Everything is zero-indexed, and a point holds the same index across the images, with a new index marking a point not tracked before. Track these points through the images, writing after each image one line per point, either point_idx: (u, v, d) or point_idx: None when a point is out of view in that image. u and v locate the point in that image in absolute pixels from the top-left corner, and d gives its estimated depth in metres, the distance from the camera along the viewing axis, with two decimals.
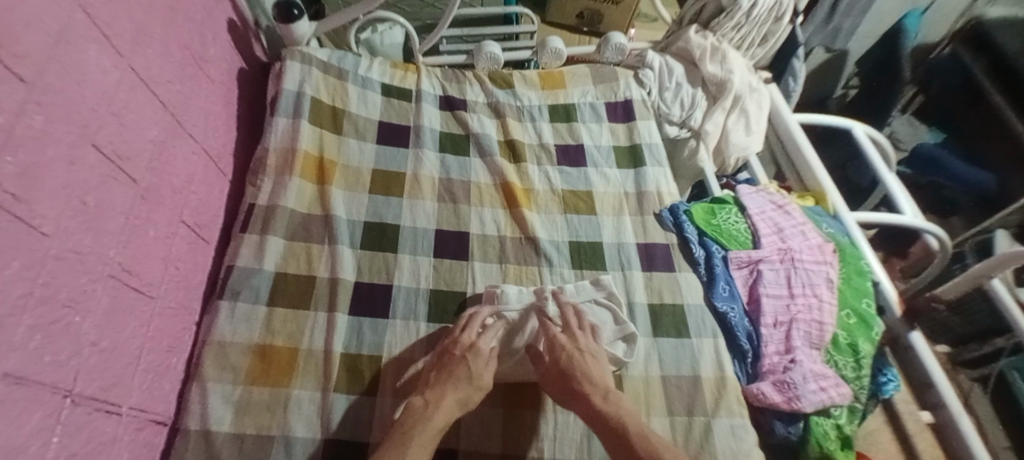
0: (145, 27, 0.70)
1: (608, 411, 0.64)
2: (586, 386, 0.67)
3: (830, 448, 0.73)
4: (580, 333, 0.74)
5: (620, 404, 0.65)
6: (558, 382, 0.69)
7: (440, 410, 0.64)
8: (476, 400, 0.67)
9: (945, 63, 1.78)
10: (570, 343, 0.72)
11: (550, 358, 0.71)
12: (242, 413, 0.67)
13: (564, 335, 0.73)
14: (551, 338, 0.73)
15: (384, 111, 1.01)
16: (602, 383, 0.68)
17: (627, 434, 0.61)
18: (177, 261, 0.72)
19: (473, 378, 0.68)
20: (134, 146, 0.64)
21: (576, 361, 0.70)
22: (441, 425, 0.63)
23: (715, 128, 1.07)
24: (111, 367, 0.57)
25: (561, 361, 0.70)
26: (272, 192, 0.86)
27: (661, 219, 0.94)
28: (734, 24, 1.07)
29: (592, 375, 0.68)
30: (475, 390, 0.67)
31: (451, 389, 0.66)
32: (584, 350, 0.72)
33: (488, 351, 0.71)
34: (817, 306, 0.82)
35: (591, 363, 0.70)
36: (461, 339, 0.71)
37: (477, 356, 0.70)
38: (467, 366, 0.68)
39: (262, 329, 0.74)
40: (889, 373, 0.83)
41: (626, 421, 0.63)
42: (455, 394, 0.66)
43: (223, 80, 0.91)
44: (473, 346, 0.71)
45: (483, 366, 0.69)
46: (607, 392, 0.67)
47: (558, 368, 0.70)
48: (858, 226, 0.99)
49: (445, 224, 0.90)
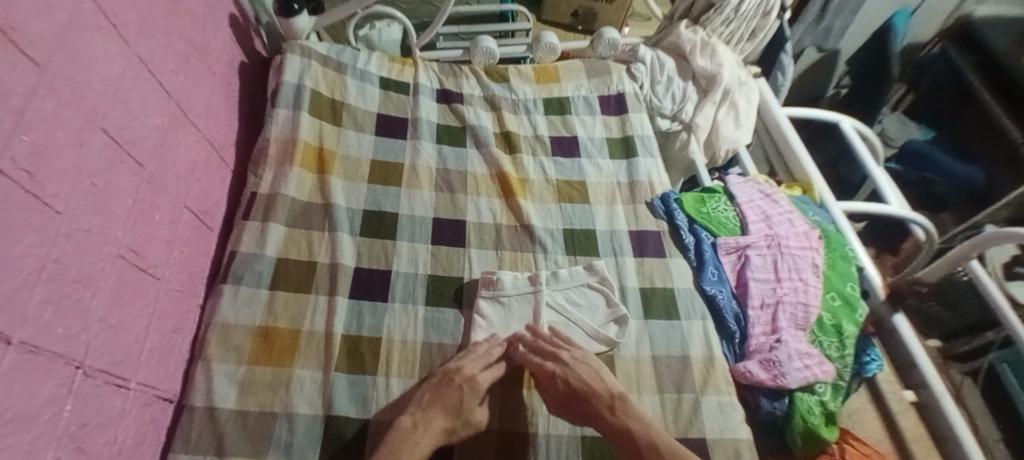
0: (149, 18, 0.72)
1: (618, 423, 0.67)
2: (595, 401, 0.69)
3: (813, 423, 0.75)
4: (561, 351, 0.74)
5: (629, 415, 0.67)
6: (564, 402, 0.71)
7: (424, 436, 0.65)
8: (461, 433, 0.69)
9: (934, 62, 1.83)
10: (557, 366, 0.73)
11: (546, 383, 0.72)
12: (246, 391, 0.69)
13: (546, 356, 0.74)
14: (538, 366, 0.73)
15: (382, 104, 1.03)
16: (609, 395, 0.69)
17: (639, 449, 0.64)
18: (181, 245, 0.74)
19: (462, 410, 0.69)
20: (139, 132, 0.66)
21: (574, 379, 0.71)
22: (426, 450, 0.65)
23: (706, 121, 1.10)
24: (119, 344, 0.59)
25: (558, 384, 0.71)
26: (272, 181, 0.88)
27: (652, 208, 0.96)
28: (724, 19, 1.10)
29: (596, 389, 0.70)
30: (461, 422, 0.69)
31: (440, 419, 0.67)
32: (573, 362, 0.73)
33: (486, 387, 0.71)
34: (803, 290, 0.84)
35: (586, 376, 0.72)
36: (473, 376, 0.71)
37: (474, 390, 0.70)
38: (461, 395, 0.69)
39: (265, 312, 0.76)
40: (873, 353, 0.85)
41: (638, 434, 0.65)
42: (443, 419, 0.68)
43: (224, 72, 0.93)
44: (472, 378, 0.71)
45: (476, 401, 0.70)
46: (614, 405, 0.68)
47: (558, 391, 0.71)
48: (843, 214, 1.02)
49: (442, 211, 0.92)
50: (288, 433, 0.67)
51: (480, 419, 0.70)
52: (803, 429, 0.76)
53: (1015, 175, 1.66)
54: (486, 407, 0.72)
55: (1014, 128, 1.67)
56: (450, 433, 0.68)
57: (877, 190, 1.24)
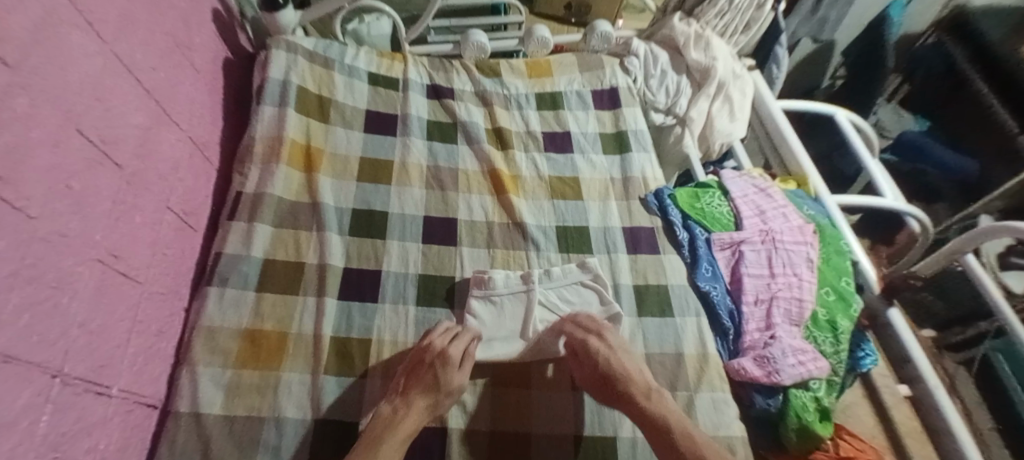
0: (129, 14, 0.70)
1: (651, 410, 0.67)
2: (631, 387, 0.69)
3: (807, 419, 0.75)
4: (606, 334, 0.75)
5: (664, 405, 0.68)
6: (601, 385, 0.71)
7: (407, 419, 0.65)
8: (445, 404, 0.68)
9: (928, 53, 1.81)
10: (602, 345, 0.73)
11: (587, 360, 0.72)
12: (232, 395, 0.68)
13: (594, 336, 0.74)
14: (582, 344, 0.73)
15: (371, 100, 1.02)
16: (645, 383, 0.70)
17: (672, 435, 0.64)
18: (164, 247, 0.72)
19: (442, 383, 0.68)
20: (119, 132, 0.65)
21: (614, 362, 0.71)
22: (409, 431, 0.64)
23: (700, 115, 1.08)
24: (100, 349, 0.58)
25: (599, 362, 0.71)
26: (258, 180, 0.87)
27: (646, 204, 0.95)
28: (718, 10, 1.09)
29: (633, 375, 0.70)
30: (442, 396, 0.68)
31: (420, 399, 0.67)
32: (616, 349, 0.73)
33: (458, 356, 0.71)
34: (797, 285, 0.84)
35: (628, 363, 0.71)
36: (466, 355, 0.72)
37: (447, 364, 0.69)
38: (435, 372, 0.69)
39: (251, 314, 0.75)
40: (867, 348, 0.85)
41: (671, 422, 0.66)
42: (424, 398, 0.67)
43: (208, 69, 0.91)
44: (443, 352, 0.70)
45: (453, 371, 0.69)
46: (649, 392, 0.69)
47: (596, 370, 0.71)
48: (838, 208, 1.01)
49: (433, 210, 0.91)
50: (275, 436, 0.66)
51: (460, 383, 0.69)
52: (797, 425, 0.75)
53: (1009, 166, 1.66)
54: (466, 373, 0.71)
55: (1010, 120, 1.66)
56: (431, 403, 0.67)
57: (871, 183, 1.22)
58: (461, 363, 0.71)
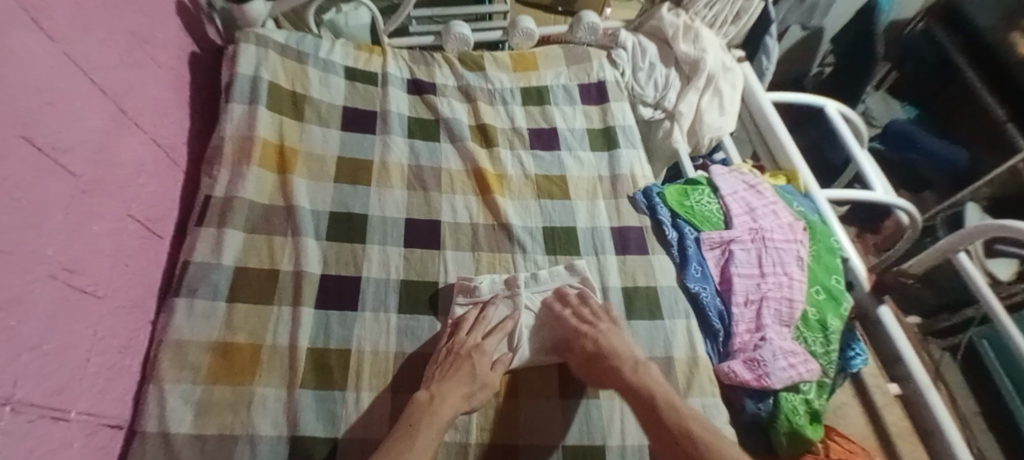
0: (82, 9, 0.65)
1: (636, 382, 0.66)
2: (617, 360, 0.68)
3: (799, 423, 0.72)
4: (599, 321, 0.73)
5: (649, 376, 0.66)
6: (590, 364, 0.70)
7: (441, 405, 0.63)
8: (480, 397, 0.67)
9: (918, 41, 1.82)
10: (588, 328, 0.72)
11: (576, 344, 0.72)
12: (203, 413, 0.65)
13: (583, 320, 0.74)
14: (572, 327, 0.73)
15: (348, 96, 0.97)
16: (631, 356, 0.69)
17: (656, 406, 0.63)
18: (127, 258, 0.68)
19: (476, 374, 0.68)
20: (72, 138, 0.60)
21: (602, 342, 0.70)
22: (447, 419, 0.62)
23: (689, 109, 1.06)
24: (57, 371, 0.54)
25: (586, 344, 0.71)
26: (229, 183, 0.83)
27: (634, 202, 0.93)
28: (707, 1, 1.05)
29: (619, 351, 0.69)
30: (475, 386, 0.67)
31: (457, 386, 0.65)
32: (606, 331, 0.72)
33: (492, 352, 0.71)
34: (788, 284, 0.81)
35: (615, 342, 0.71)
36: (483, 347, 0.72)
37: (482, 356, 0.70)
38: (472, 363, 0.69)
39: (222, 327, 0.71)
40: (858, 348, 0.82)
41: (656, 393, 0.64)
42: (459, 387, 0.66)
43: (173, 65, 0.87)
44: (477, 346, 0.71)
45: (487, 366, 0.70)
46: (636, 365, 0.68)
47: (585, 352, 0.71)
48: (828, 203, 0.99)
49: (415, 212, 0.87)
50: (248, 455, 0.63)
51: (492, 377, 0.69)
52: (788, 429, 0.73)
53: (997, 153, 1.66)
54: (497, 370, 0.71)
55: (998, 108, 1.65)
56: (466, 392, 0.66)
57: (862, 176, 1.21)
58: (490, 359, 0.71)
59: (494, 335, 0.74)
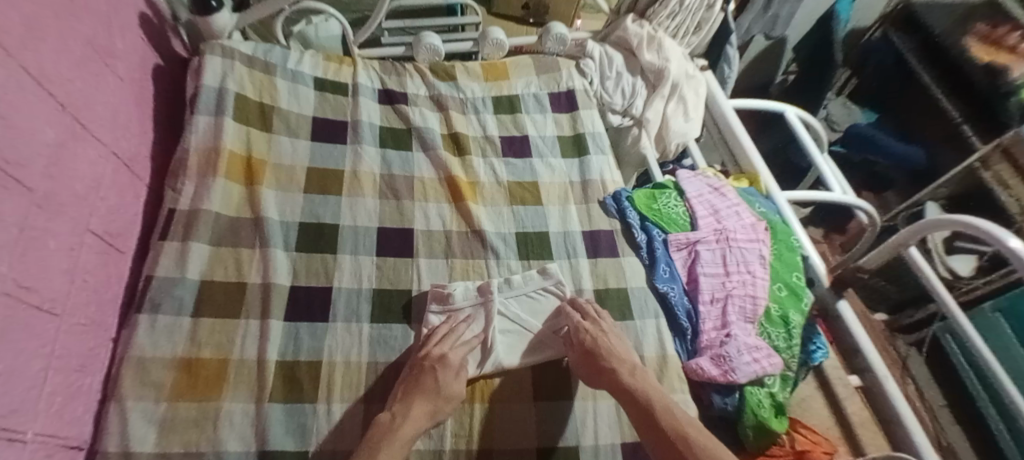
0: (38, 21, 0.64)
1: (634, 385, 0.67)
2: (614, 362, 0.69)
3: (763, 416, 0.74)
4: (602, 320, 0.75)
5: (647, 382, 0.68)
6: (585, 361, 0.71)
7: (407, 429, 0.62)
8: (446, 411, 0.66)
9: (877, 46, 1.89)
10: (593, 327, 0.73)
11: (576, 338, 0.72)
12: (167, 431, 0.63)
13: (589, 320, 0.74)
14: (573, 323, 0.74)
15: (317, 106, 0.97)
16: (630, 360, 0.70)
17: (652, 409, 0.64)
18: (85, 273, 0.67)
19: (441, 388, 0.67)
20: (26, 152, 0.59)
21: (600, 342, 0.71)
22: (409, 437, 0.62)
23: (656, 116, 1.08)
24: (10, 392, 0.52)
25: (586, 340, 0.72)
26: (194, 195, 0.81)
27: (605, 207, 0.94)
28: (669, 12, 1.08)
29: (618, 353, 0.70)
30: (441, 401, 0.66)
31: (418, 403, 0.65)
32: (608, 332, 0.73)
33: (457, 363, 0.70)
34: (751, 282, 0.84)
35: (616, 343, 0.72)
36: (447, 359, 0.70)
37: (446, 367, 0.69)
38: (434, 376, 0.67)
39: (186, 342, 0.70)
40: (819, 341, 0.84)
41: (653, 398, 0.65)
42: (423, 403, 0.65)
43: (134, 77, 0.86)
44: (442, 358, 0.70)
45: (451, 377, 0.68)
46: (634, 369, 0.69)
47: (584, 348, 0.71)
48: (789, 204, 1.02)
49: (388, 220, 0.87)
50: None
51: (458, 390, 0.68)
52: (754, 422, 0.74)
53: (954, 152, 1.72)
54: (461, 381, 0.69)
55: (953, 108, 1.72)
56: (431, 413, 0.65)
57: (821, 178, 1.24)
58: (458, 370, 0.70)
59: (457, 347, 0.72)
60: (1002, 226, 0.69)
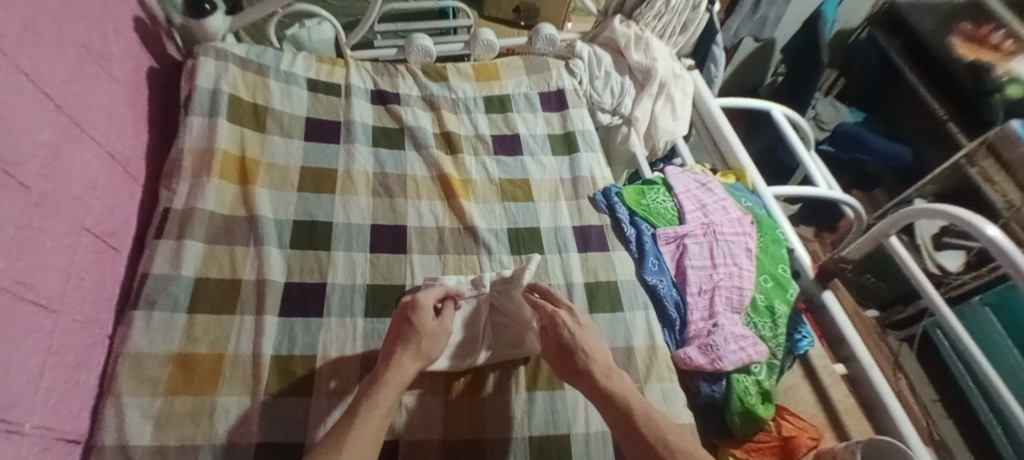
0: (35, 24, 0.65)
1: (613, 388, 0.62)
2: (592, 363, 0.65)
3: (750, 402, 0.76)
4: (577, 311, 0.72)
5: (624, 383, 0.63)
6: (560, 358, 0.67)
7: (394, 375, 0.60)
8: (433, 349, 0.66)
9: (864, 46, 1.89)
10: (569, 319, 0.70)
11: (551, 332, 0.69)
12: (164, 425, 0.64)
13: (564, 311, 0.71)
14: (550, 314, 0.70)
15: (310, 107, 0.99)
16: (607, 362, 0.65)
17: (632, 413, 0.59)
18: (81, 271, 0.68)
19: (419, 329, 0.65)
20: (24, 151, 0.60)
21: (578, 337, 0.68)
22: (405, 379, 0.61)
23: (644, 115, 1.10)
24: (8, 385, 0.53)
25: (563, 334, 0.68)
26: (188, 195, 0.82)
27: (594, 202, 0.96)
28: (655, 13, 1.11)
29: (594, 353, 0.66)
30: (425, 343, 0.65)
31: (401, 351, 0.63)
32: (583, 325, 0.70)
33: (428, 303, 0.69)
34: (737, 274, 0.86)
35: (591, 341, 0.68)
36: (420, 302, 0.69)
37: (420, 313, 0.67)
38: (411, 318, 0.66)
39: (182, 338, 0.71)
40: (804, 330, 0.85)
41: (634, 402, 0.60)
42: (405, 351, 0.63)
43: (130, 80, 0.87)
44: (413, 302, 0.68)
45: (427, 317, 0.67)
46: (611, 371, 0.64)
47: (561, 342, 0.68)
48: (774, 199, 1.04)
49: (381, 217, 0.88)
50: None
51: (434, 325, 0.67)
52: (740, 409, 0.76)
53: (941, 149, 1.75)
54: (440, 322, 0.69)
55: (938, 106, 1.76)
56: (414, 354, 0.64)
57: (808, 175, 1.26)
58: (432, 310, 0.69)
59: (426, 291, 0.71)
60: (980, 215, 0.71)
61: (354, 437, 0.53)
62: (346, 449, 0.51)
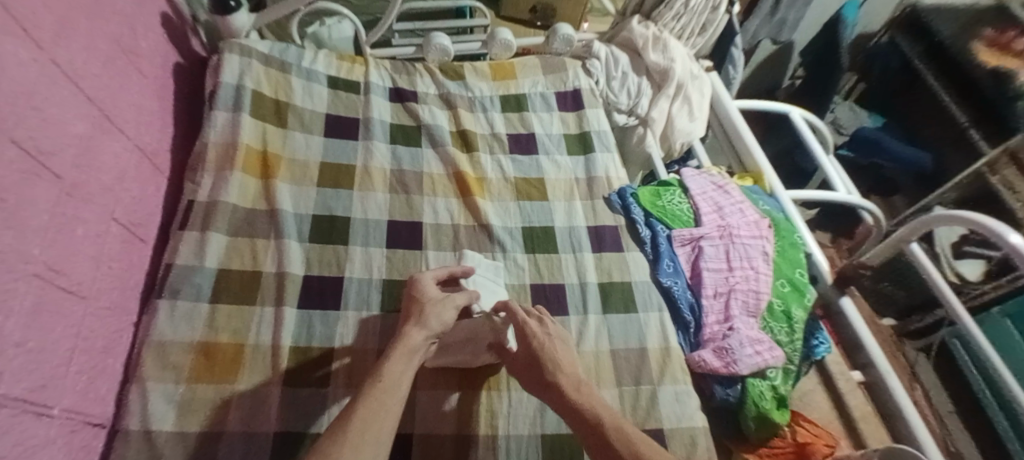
0: (68, 19, 0.67)
1: (580, 402, 0.60)
2: (560, 376, 0.64)
3: (765, 407, 0.75)
4: (547, 319, 0.72)
5: (593, 396, 0.61)
6: (528, 371, 0.67)
7: (399, 346, 0.62)
8: (444, 317, 0.67)
9: (884, 50, 1.87)
10: (540, 330, 0.69)
11: (522, 343, 0.68)
12: (186, 412, 0.66)
13: (533, 321, 0.71)
14: (518, 327, 0.70)
15: (331, 104, 1.00)
16: (575, 374, 0.64)
17: (602, 425, 0.57)
18: (109, 260, 0.69)
19: (420, 296, 0.69)
20: (57, 141, 0.62)
21: (546, 349, 0.67)
22: (414, 344, 0.62)
23: (660, 115, 1.10)
24: (40, 368, 0.55)
25: (530, 345, 0.67)
26: (212, 188, 0.84)
27: (609, 202, 0.96)
28: (674, 13, 1.10)
29: (562, 365, 0.65)
30: (428, 308, 0.67)
31: (412, 329, 0.64)
32: (554, 337, 0.69)
33: (428, 281, 0.72)
34: (754, 277, 0.85)
35: (561, 353, 0.67)
36: (419, 279, 0.72)
37: (416, 280, 0.71)
38: (414, 285, 0.71)
39: (205, 327, 0.72)
40: (821, 336, 0.85)
41: (604, 415, 0.58)
42: (414, 325, 0.65)
43: (157, 74, 0.89)
44: (415, 280, 0.72)
45: (427, 284, 0.71)
46: (579, 383, 0.62)
47: (529, 351, 0.67)
48: (792, 202, 1.03)
49: (397, 213, 0.90)
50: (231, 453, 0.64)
51: (434, 294, 0.70)
52: (755, 413, 0.75)
53: (964, 156, 1.72)
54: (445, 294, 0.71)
55: (959, 111, 1.73)
56: (416, 321, 0.65)
57: (827, 179, 1.23)
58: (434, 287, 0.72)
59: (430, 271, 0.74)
60: (1000, 219, 0.70)
61: (360, 405, 0.53)
62: (351, 422, 0.51)
